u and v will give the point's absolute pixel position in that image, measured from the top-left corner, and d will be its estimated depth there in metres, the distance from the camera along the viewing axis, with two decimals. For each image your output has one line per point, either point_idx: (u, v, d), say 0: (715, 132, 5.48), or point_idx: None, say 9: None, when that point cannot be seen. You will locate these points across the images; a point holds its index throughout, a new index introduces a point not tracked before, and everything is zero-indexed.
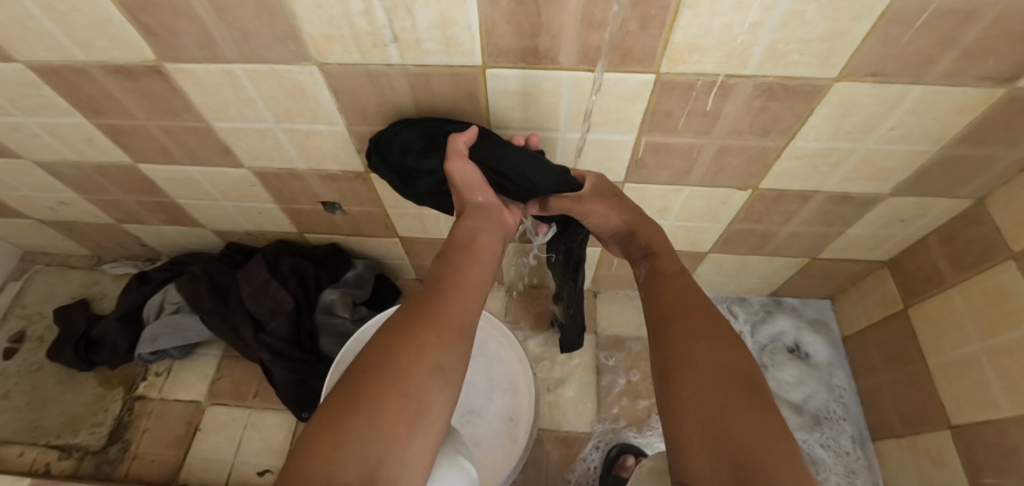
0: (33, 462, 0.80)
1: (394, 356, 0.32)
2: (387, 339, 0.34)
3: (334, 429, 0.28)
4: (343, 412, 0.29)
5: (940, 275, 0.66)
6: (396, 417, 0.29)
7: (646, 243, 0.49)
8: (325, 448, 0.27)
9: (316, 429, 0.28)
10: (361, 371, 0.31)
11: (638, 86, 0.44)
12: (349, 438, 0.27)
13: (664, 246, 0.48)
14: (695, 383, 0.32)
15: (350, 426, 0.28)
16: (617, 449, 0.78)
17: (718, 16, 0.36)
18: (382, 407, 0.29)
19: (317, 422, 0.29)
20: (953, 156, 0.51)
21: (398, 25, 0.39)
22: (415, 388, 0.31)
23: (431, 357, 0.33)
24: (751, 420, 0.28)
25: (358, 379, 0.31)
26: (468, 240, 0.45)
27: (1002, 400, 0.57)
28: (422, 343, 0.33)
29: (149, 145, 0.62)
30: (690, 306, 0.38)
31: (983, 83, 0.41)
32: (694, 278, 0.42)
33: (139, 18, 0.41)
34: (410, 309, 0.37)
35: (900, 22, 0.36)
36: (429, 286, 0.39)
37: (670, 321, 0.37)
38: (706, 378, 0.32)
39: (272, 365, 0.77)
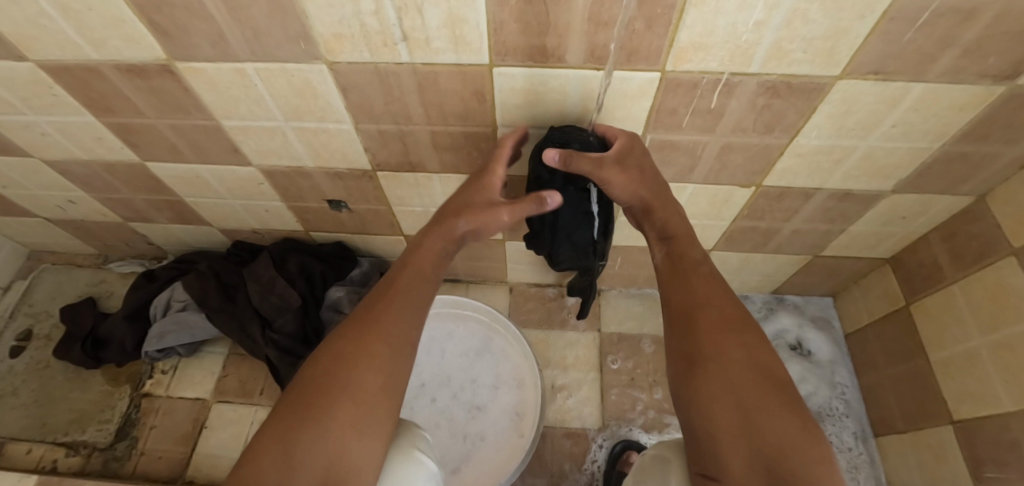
0: (41, 459, 0.81)
1: (342, 367, 0.37)
2: (338, 349, 0.38)
3: (285, 438, 0.32)
4: (295, 421, 0.33)
5: (942, 272, 0.66)
6: (344, 423, 0.34)
7: (659, 225, 0.48)
8: (278, 457, 0.31)
9: (267, 440, 0.33)
10: (310, 382, 0.36)
11: (644, 84, 0.45)
12: (300, 447, 0.32)
13: (679, 228, 0.48)
14: (728, 381, 0.36)
15: (297, 436, 0.33)
16: (622, 445, 0.79)
17: (722, 15, 0.37)
18: (330, 416, 0.34)
19: (266, 429, 0.34)
20: (954, 153, 0.52)
21: (408, 24, 0.40)
22: (362, 396, 0.35)
23: (376, 365, 0.37)
24: (784, 417, 0.33)
25: (308, 390, 0.36)
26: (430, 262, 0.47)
27: (1002, 394, 0.58)
28: (367, 351, 0.38)
29: (159, 144, 0.62)
30: (718, 303, 0.41)
31: (984, 80, 0.42)
32: (716, 268, 0.45)
33: (153, 17, 0.42)
34: (359, 317, 0.41)
35: (901, 21, 0.37)
36: (385, 293, 0.43)
37: (697, 318, 0.40)
38: (739, 377, 0.36)
39: (280, 363, 0.78)
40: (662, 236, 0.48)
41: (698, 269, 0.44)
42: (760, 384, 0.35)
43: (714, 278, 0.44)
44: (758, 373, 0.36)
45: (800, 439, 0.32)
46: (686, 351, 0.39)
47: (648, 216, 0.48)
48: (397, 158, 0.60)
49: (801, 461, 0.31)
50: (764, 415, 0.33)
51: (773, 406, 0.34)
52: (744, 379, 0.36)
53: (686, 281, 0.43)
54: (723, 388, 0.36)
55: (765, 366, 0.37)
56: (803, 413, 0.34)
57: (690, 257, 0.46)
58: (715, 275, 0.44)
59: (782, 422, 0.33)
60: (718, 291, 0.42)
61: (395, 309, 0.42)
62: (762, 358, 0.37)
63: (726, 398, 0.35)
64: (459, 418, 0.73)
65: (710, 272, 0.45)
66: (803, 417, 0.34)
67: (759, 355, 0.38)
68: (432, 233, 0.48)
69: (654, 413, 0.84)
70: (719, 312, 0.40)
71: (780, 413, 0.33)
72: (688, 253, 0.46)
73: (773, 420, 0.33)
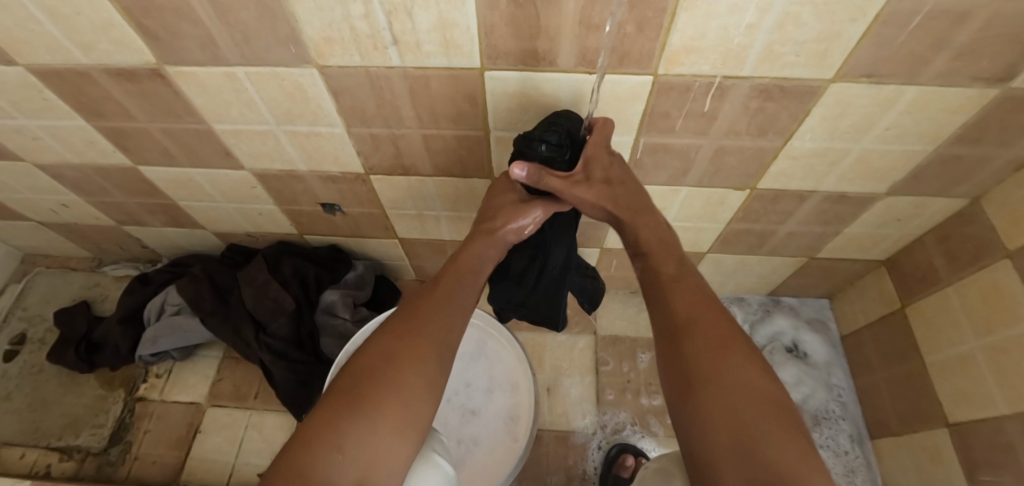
0: (34, 464, 0.81)
1: (391, 367, 0.36)
2: (390, 347, 0.38)
3: (332, 431, 0.32)
4: (343, 414, 0.33)
5: (937, 274, 0.66)
6: (390, 425, 0.33)
7: (633, 239, 0.47)
8: (326, 450, 0.31)
9: (308, 431, 0.32)
10: (357, 376, 0.36)
11: (636, 87, 0.45)
12: (348, 440, 0.32)
13: (654, 245, 0.45)
14: (723, 403, 0.32)
15: (345, 428, 0.32)
16: (617, 448, 0.78)
17: (714, 18, 0.36)
18: (379, 412, 0.33)
19: (313, 419, 0.33)
20: (948, 155, 0.51)
21: (398, 28, 0.39)
22: (408, 399, 0.35)
23: (424, 372, 0.37)
24: (787, 444, 0.30)
25: (351, 383, 0.35)
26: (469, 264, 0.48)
27: (998, 397, 0.57)
28: (416, 356, 0.37)
29: (151, 147, 0.62)
30: (706, 318, 0.38)
31: (977, 83, 0.42)
32: (703, 280, 0.43)
33: (141, 20, 0.41)
34: (404, 321, 0.41)
35: (894, 23, 0.36)
36: (428, 298, 0.44)
37: (688, 332, 0.37)
38: (741, 398, 0.32)
39: (273, 366, 0.77)
40: (637, 252, 0.46)
41: (680, 281, 0.42)
42: (759, 406, 0.32)
43: (705, 290, 0.41)
44: (759, 393, 0.33)
45: (808, 468, 0.28)
46: (682, 368, 0.36)
47: (622, 231, 0.48)
48: (389, 162, 0.60)
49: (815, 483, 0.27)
50: (766, 441, 0.29)
51: (775, 431, 0.30)
52: (743, 401, 0.32)
53: (678, 293, 0.41)
54: (720, 409, 0.32)
55: (766, 388, 0.33)
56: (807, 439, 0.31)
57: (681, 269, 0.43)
58: (700, 286, 0.42)
59: (784, 449, 0.29)
60: (707, 304, 0.40)
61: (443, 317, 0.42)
62: (765, 377, 0.34)
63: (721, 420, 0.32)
64: (454, 422, 0.72)
65: (696, 285, 0.42)
66: (809, 445, 0.30)
67: (758, 374, 0.34)
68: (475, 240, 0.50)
69: (652, 416, 0.83)
70: (714, 326, 0.38)
71: (783, 438, 0.30)
72: (661, 269, 0.43)
73: (774, 448, 0.29)
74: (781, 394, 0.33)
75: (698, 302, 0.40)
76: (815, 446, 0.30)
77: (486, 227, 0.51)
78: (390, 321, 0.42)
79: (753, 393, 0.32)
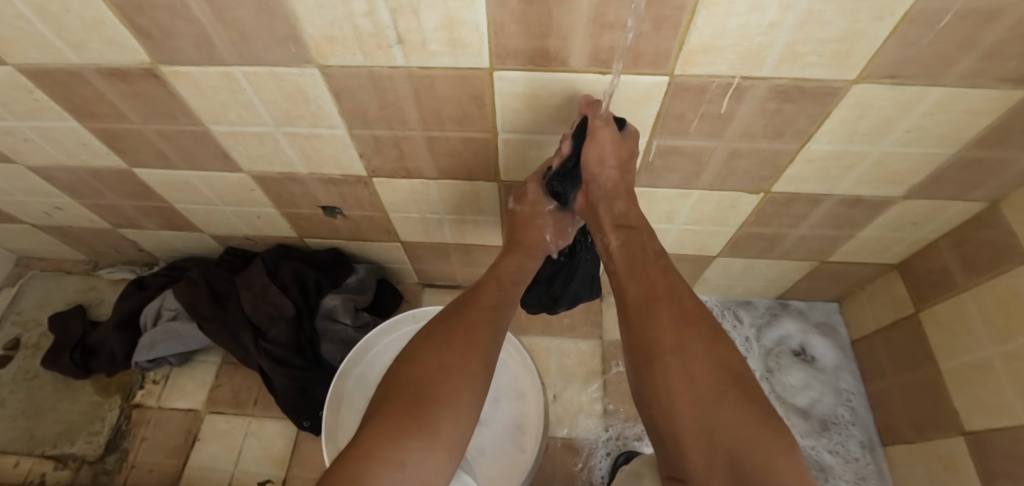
0: (29, 472, 0.79)
1: (442, 376, 0.39)
2: (440, 357, 0.40)
3: (394, 446, 0.34)
4: (402, 429, 0.35)
5: (952, 279, 0.65)
6: (444, 440, 0.36)
7: (615, 212, 0.51)
8: (389, 465, 0.33)
9: (366, 444, 0.34)
10: (411, 388, 0.38)
11: (651, 88, 0.43)
12: (409, 455, 0.34)
13: (635, 218, 0.51)
14: (689, 374, 0.37)
15: (406, 443, 0.34)
16: (626, 455, 0.76)
17: (735, 16, 0.35)
18: (436, 425, 0.36)
19: (373, 432, 0.35)
20: (969, 158, 0.50)
21: (403, 26, 0.38)
22: (455, 408, 0.38)
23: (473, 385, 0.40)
24: (739, 405, 0.34)
25: (407, 396, 0.37)
26: (513, 276, 0.53)
27: (1017, 406, 0.56)
28: (461, 367, 0.40)
29: (146, 149, 0.60)
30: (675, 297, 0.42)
31: (1005, 84, 0.40)
32: (670, 260, 0.47)
33: (134, 19, 0.39)
34: (444, 330, 0.44)
35: (922, 22, 0.35)
36: (476, 307, 0.47)
37: (660, 312, 0.41)
38: (701, 370, 0.37)
39: (273, 373, 0.75)
40: (619, 223, 0.50)
41: (657, 261, 0.46)
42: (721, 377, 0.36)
43: (667, 272, 0.45)
44: (717, 364, 0.37)
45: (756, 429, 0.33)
46: (647, 345, 0.40)
47: (609, 201, 0.51)
48: (392, 165, 0.58)
49: (756, 443, 0.32)
50: (724, 409, 0.34)
51: (733, 398, 0.35)
52: (706, 374, 0.36)
53: (651, 277, 0.45)
54: (684, 381, 0.36)
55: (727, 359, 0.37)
56: (764, 406, 0.35)
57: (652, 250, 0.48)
58: (670, 269, 0.46)
59: (735, 414, 0.34)
60: (675, 284, 0.44)
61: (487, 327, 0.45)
62: (723, 349, 0.38)
63: (685, 391, 0.36)
64: None
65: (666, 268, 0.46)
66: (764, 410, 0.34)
67: (719, 347, 0.38)
68: (513, 254, 0.56)
69: None
70: (682, 305, 0.41)
71: (740, 405, 0.34)
72: (646, 244, 0.49)
73: (729, 414, 0.34)
74: (736, 363, 0.38)
75: (668, 283, 0.44)
76: (765, 405, 0.35)
77: (523, 242, 0.57)
78: (431, 331, 0.44)
79: (713, 364, 0.37)
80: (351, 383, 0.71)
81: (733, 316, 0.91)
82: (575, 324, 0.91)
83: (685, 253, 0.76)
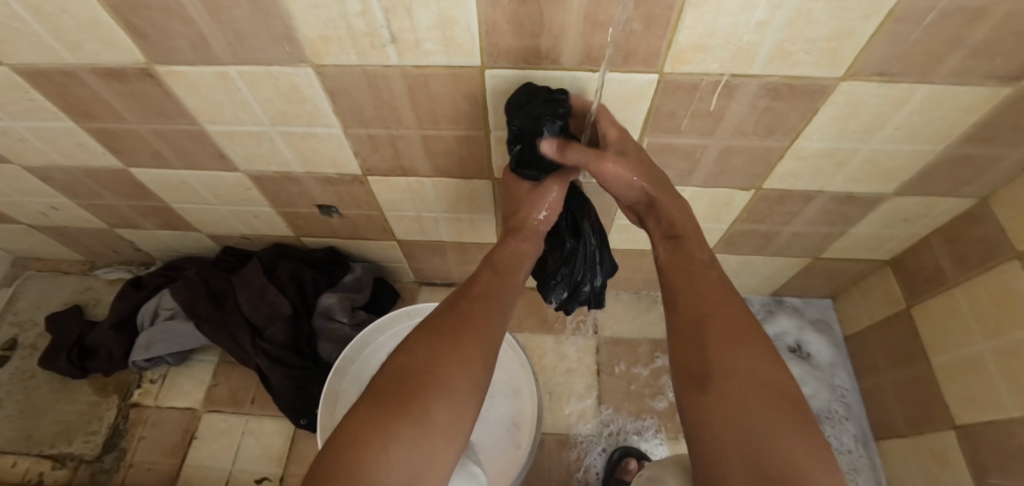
0: (27, 472, 0.79)
1: (451, 363, 0.38)
2: (433, 348, 0.39)
3: (383, 433, 0.33)
4: (393, 415, 0.34)
5: (944, 275, 0.65)
6: (435, 428, 0.35)
7: (668, 222, 0.50)
8: (377, 449, 0.32)
9: (359, 429, 0.34)
10: (403, 376, 0.37)
11: (642, 86, 0.44)
12: (396, 441, 0.33)
13: (686, 226, 0.50)
14: (732, 394, 0.35)
15: (394, 431, 0.33)
16: (620, 452, 0.77)
17: (724, 16, 0.35)
18: (426, 413, 0.35)
19: (363, 418, 0.34)
20: (958, 155, 0.51)
21: (397, 25, 0.38)
22: (451, 398, 0.36)
23: (468, 373, 0.39)
24: (782, 430, 0.33)
25: (400, 382, 0.37)
26: (511, 261, 0.51)
27: (1007, 400, 0.57)
28: (458, 357, 0.39)
29: (142, 149, 0.60)
30: (717, 313, 0.41)
31: (991, 82, 0.41)
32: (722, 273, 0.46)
33: (129, 19, 0.40)
34: (444, 322, 0.42)
35: (909, 21, 0.35)
36: (469, 297, 0.46)
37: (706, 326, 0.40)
38: (747, 391, 0.35)
39: (271, 372, 0.75)
40: (668, 235, 0.50)
41: (706, 272, 0.45)
42: (763, 396, 0.35)
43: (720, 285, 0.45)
44: (763, 387, 0.35)
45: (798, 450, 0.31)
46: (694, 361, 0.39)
47: (653, 212, 0.50)
48: (388, 163, 0.59)
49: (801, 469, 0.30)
50: (768, 427, 0.33)
51: (778, 424, 0.33)
52: (751, 395, 0.35)
53: (698, 289, 0.44)
54: (727, 401, 0.35)
55: (764, 378, 0.36)
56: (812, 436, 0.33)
57: (703, 262, 0.47)
58: (719, 281, 0.45)
59: (778, 437, 0.32)
60: (724, 297, 0.43)
61: (487, 321, 0.43)
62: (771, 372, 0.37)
63: (729, 407, 0.35)
64: None
65: (712, 279, 0.45)
66: (804, 431, 0.33)
67: (766, 371, 0.37)
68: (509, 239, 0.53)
69: (658, 419, 0.83)
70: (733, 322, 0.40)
71: (780, 428, 0.33)
72: (693, 254, 0.48)
73: (773, 434, 0.32)
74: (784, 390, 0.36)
75: (716, 298, 0.43)
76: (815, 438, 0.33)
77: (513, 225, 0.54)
78: (429, 324, 0.43)
79: (756, 385, 0.35)
80: (346, 381, 0.71)
81: None
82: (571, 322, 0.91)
83: None
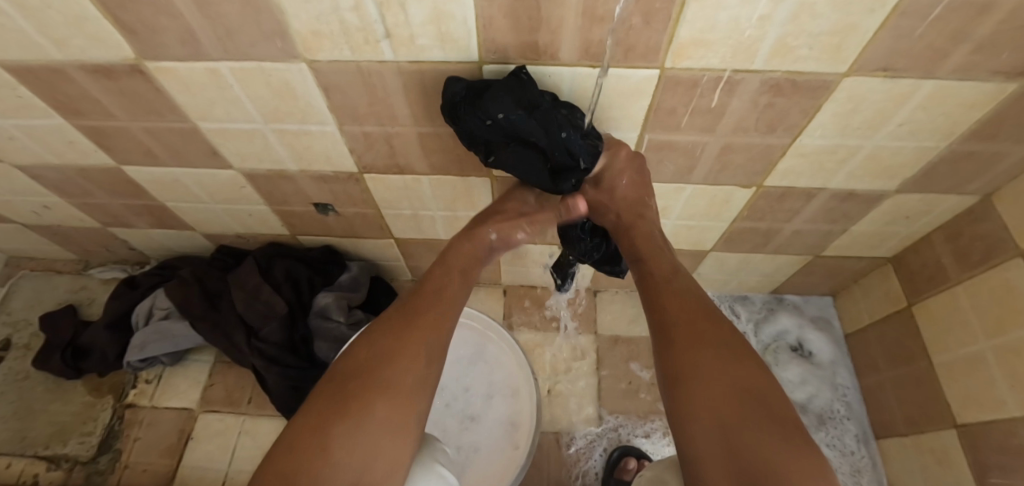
0: (22, 473, 0.79)
1: (386, 359, 0.40)
2: (377, 346, 0.41)
3: (324, 433, 0.34)
4: (327, 416, 0.35)
5: (945, 272, 0.65)
6: (376, 427, 0.35)
7: (631, 245, 0.52)
8: (312, 451, 0.33)
9: (297, 435, 0.35)
10: (338, 384, 0.38)
11: (643, 82, 0.43)
12: (333, 441, 0.34)
13: (645, 248, 0.50)
14: (707, 395, 0.35)
15: (334, 431, 0.34)
16: (619, 451, 0.77)
17: (725, 10, 0.34)
18: (367, 414, 0.36)
19: (305, 421, 0.36)
20: (961, 152, 0.50)
21: (390, 20, 0.37)
22: (387, 385, 0.38)
23: (405, 363, 0.40)
24: (762, 428, 0.33)
25: (345, 385, 0.38)
26: (458, 262, 0.53)
27: (1009, 399, 0.56)
28: (401, 356, 0.40)
29: (133, 147, 0.59)
30: (693, 318, 0.41)
31: (997, 77, 0.40)
32: (690, 277, 0.46)
33: (116, 14, 0.39)
34: (391, 320, 0.44)
35: (913, 15, 0.34)
36: (418, 293, 0.47)
37: (676, 329, 0.41)
38: (723, 391, 0.35)
39: (267, 372, 0.75)
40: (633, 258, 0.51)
41: (674, 281, 0.45)
42: (735, 397, 0.35)
43: (693, 291, 0.44)
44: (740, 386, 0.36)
45: (778, 448, 0.31)
46: (670, 366, 0.39)
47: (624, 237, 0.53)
48: (384, 161, 0.58)
49: (783, 461, 0.30)
50: (746, 427, 0.33)
51: (755, 420, 0.33)
52: (725, 394, 0.35)
53: (673, 294, 0.44)
54: (704, 401, 0.35)
55: (741, 379, 0.36)
56: (793, 427, 0.33)
57: (674, 268, 0.48)
58: (691, 286, 0.45)
59: (761, 436, 0.32)
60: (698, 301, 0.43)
61: (428, 313, 0.45)
62: (751, 370, 0.37)
63: (702, 414, 0.35)
64: (454, 429, 0.71)
65: (687, 285, 0.45)
66: (784, 428, 0.33)
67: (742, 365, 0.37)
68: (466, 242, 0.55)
69: (656, 418, 0.82)
70: (712, 327, 0.40)
71: (760, 425, 0.33)
72: (658, 263, 0.48)
73: (753, 434, 0.32)
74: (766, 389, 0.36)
75: (690, 303, 0.43)
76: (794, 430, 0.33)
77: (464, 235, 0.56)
78: (373, 330, 0.44)
79: (733, 384, 0.36)
80: None
81: (729, 311, 0.92)
82: (570, 320, 0.90)
83: (678, 249, 0.76)
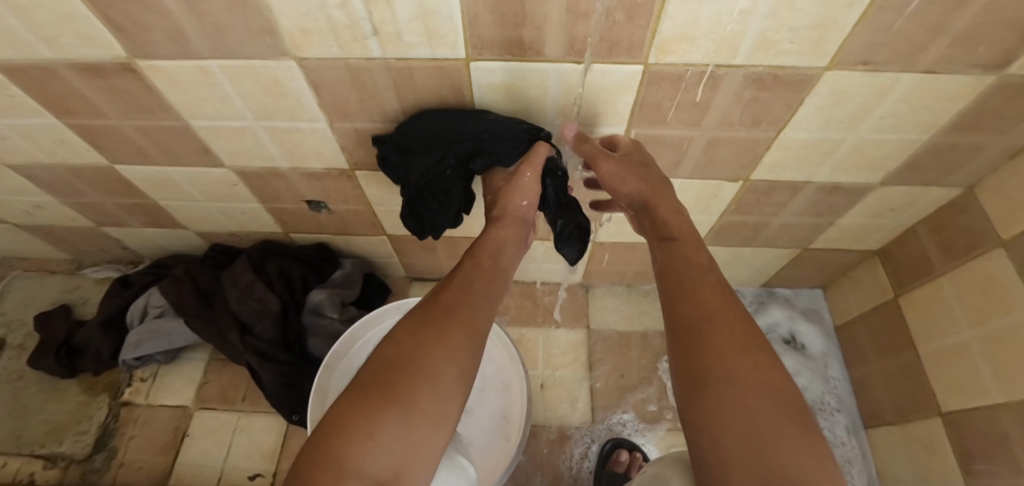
0: (18, 472, 0.79)
1: (424, 356, 0.36)
2: (415, 337, 0.38)
3: (367, 419, 0.32)
4: (370, 404, 0.33)
5: (930, 263, 0.66)
6: (422, 421, 0.33)
7: (660, 225, 0.46)
8: (359, 438, 0.31)
9: (344, 419, 0.32)
10: (379, 365, 0.36)
11: (627, 78, 0.43)
12: (380, 429, 0.32)
13: (682, 229, 0.45)
14: (724, 398, 0.30)
15: (381, 419, 0.32)
16: (611, 443, 0.78)
17: (706, 5, 0.35)
18: (414, 401, 0.34)
19: (347, 405, 0.33)
20: (943, 144, 0.51)
21: (377, 17, 0.37)
22: (433, 382, 0.35)
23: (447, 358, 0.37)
24: (794, 446, 0.27)
25: (386, 372, 0.35)
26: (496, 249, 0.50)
27: (992, 387, 0.58)
28: (440, 350, 0.37)
29: (125, 146, 0.60)
30: (720, 315, 0.36)
31: (974, 70, 0.41)
32: (722, 274, 0.41)
33: (106, 12, 0.39)
34: (425, 308, 0.42)
35: (890, 9, 0.35)
36: (454, 287, 0.44)
37: (695, 327, 0.35)
38: (747, 398, 0.30)
39: (260, 369, 0.75)
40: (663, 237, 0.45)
41: (701, 275, 0.40)
42: (768, 405, 0.29)
43: (719, 286, 0.39)
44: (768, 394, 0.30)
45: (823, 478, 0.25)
46: (683, 367, 0.34)
47: (648, 213, 0.48)
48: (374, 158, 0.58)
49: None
50: (783, 444, 0.27)
51: (787, 433, 0.28)
52: (755, 402, 0.29)
53: (692, 288, 0.39)
54: (720, 408, 0.30)
55: (779, 391, 0.31)
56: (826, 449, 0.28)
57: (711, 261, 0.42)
58: (721, 282, 0.40)
59: (797, 457, 0.26)
60: (719, 298, 0.38)
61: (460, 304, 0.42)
62: (774, 377, 0.32)
63: (723, 422, 0.29)
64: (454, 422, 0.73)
65: (715, 279, 0.40)
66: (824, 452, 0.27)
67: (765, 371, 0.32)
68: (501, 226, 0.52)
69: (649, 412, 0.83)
70: (734, 324, 0.35)
71: (798, 447, 0.27)
72: (691, 257, 0.42)
73: (790, 454, 0.26)
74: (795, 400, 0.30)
75: (712, 297, 0.38)
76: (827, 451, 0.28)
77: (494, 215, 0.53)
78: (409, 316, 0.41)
79: (756, 391, 0.30)
80: (336, 378, 0.71)
81: None
82: (563, 316, 0.91)
83: None
